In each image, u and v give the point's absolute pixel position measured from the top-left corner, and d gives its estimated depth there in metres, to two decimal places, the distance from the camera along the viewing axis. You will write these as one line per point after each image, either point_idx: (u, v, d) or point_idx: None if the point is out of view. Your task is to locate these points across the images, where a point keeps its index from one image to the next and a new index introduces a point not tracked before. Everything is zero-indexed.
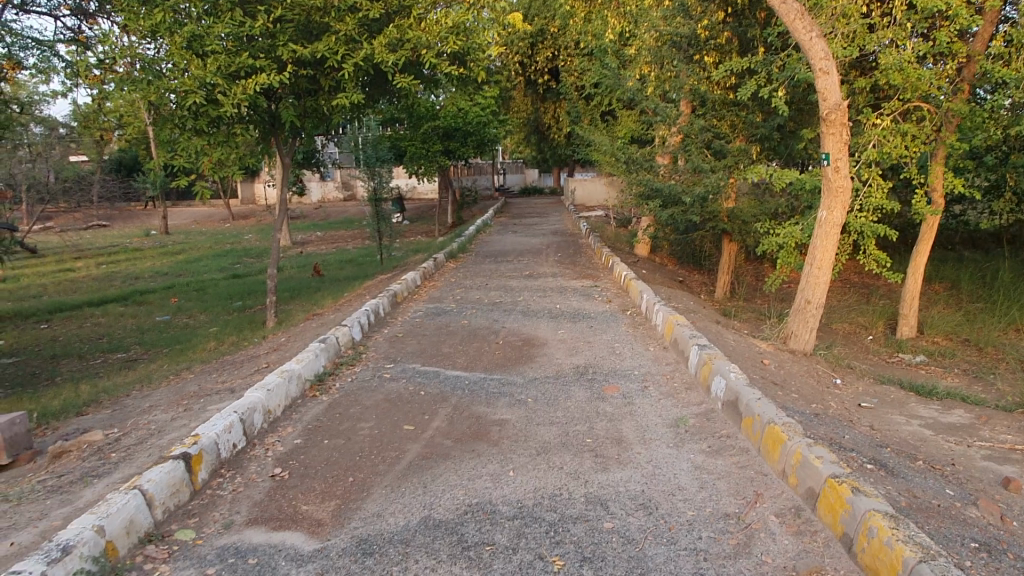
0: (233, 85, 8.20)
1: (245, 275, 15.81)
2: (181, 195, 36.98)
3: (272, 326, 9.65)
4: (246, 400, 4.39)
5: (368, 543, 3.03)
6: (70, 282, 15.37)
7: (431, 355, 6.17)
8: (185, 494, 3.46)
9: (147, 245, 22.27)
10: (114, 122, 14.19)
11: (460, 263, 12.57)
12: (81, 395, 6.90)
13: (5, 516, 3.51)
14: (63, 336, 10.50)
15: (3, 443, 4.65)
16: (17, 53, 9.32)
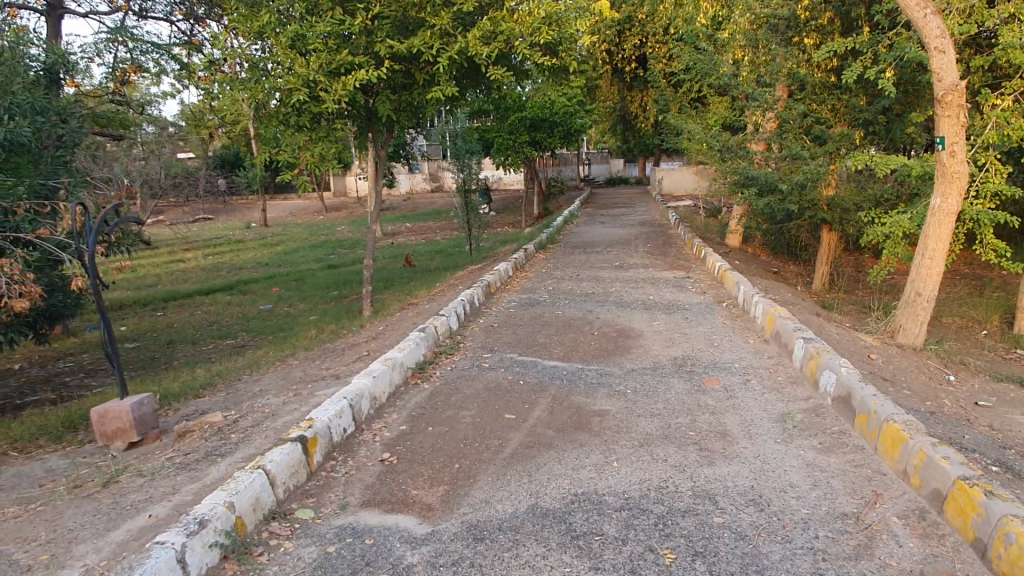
0: (334, 82, 8.46)
1: (340, 265, 16.35)
2: (278, 188, 38.53)
3: (369, 315, 9.96)
4: (355, 386, 4.57)
5: (479, 528, 3.10)
6: (180, 273, 16.30)
7: (527, 345, 6.23)
8: (303, 474, 3.63)
9: (249, 236, 23.35)
10: (219, 120, 14.94)
11: (550, 254, 12.59)
12: (197, 379, 7.33)
13: (142, 490, 3.80)
14: (177, 323, 11.17)
15: (132, 421, 5.03)
16: (137, 57, 9.94)
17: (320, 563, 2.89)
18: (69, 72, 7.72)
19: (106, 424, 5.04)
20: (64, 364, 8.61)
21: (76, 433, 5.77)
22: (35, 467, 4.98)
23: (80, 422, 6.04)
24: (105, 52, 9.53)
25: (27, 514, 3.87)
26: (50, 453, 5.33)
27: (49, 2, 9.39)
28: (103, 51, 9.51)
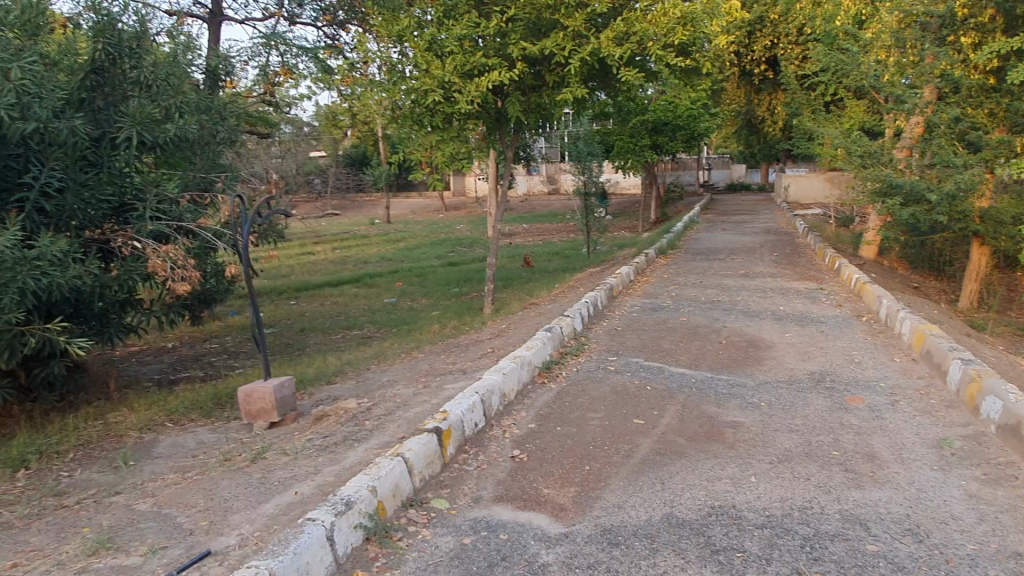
0: (468, 83, 8.66)
1: (460, 263, 16.73)
2: (401, 187, 39.90)
3: (490, 312, 10.12)
4: (486, 382, 4.65)
5: (614, 533, 3.07)
6: (312, 265, 17.19)
7: (653, 350, 6.12)
8: (437, 466, 3.73)
9: (374, 232, 24.32)
10: (352, 121, 15.67)
11: (671, 259, 12.36)
12: (329, 365, 7.69)
13: (287, 468, 4.04)
14: (310, 312, 11.79)
15: (275, 402, 5.34)
16: (287, 60, 10.56)
17: (457, 554, 2.94)
18: (228, 73, 8.30)
19: (253, 403, 5.38)
20: (211, 344, 9.28)
21: (224, 409, 6.20)
22: (189, 438, 5.40)
23: (227, 399, 6.48)
24: (258, 55, 10.18)
25: (186, 482, 4.21)
26: (202, 427, 5.76)
27: (211, 10, 10.14)
28: (257, 55, 10.17)
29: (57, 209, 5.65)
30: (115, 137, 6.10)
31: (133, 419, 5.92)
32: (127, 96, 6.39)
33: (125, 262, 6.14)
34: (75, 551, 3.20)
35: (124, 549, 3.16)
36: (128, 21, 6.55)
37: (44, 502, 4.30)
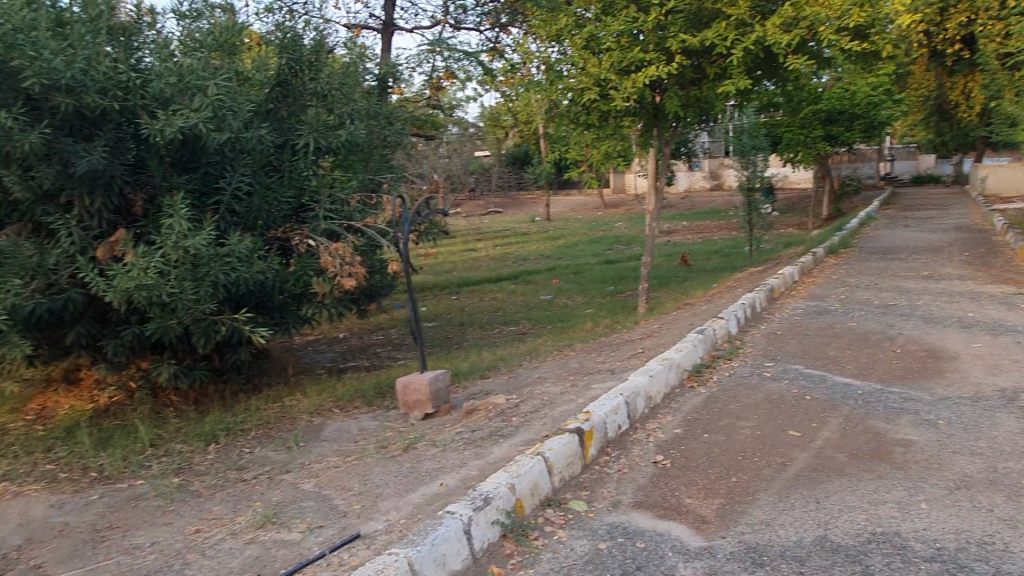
0: (625, 80, 8.57)
1: (616, 261, 16.60)
2: (561, 185, 40.23)
3: (644, 312, 9.95)
4: (631, 384, 4.59)
5: (758, 553, 2.91)
6: (473, 261, 17.77)
7: (816, 357, 5.73)
8: (578, 467, 3.72)
9: (533, 230, 24.71)
10: (513, 121, 16.00)
11: (843, 258, 11.51)
12: (483, 360, 7.92)
13: (435, 459, 4.21)
14: (468, 307, 12.21)
15: (428, 394, 5.58)
16: (451, 65, 10.99)
17: (592, 559, 2.92)
18: (396, 80, 8.76)
19: (409, 394, 5.66)
20: (377, 336, 9.87)
21: (384, 398, 6.56)
22: (352, 424, 5.78)
23: (387, 389, 6.86)
24: (425, 62, 10.67)
25: (345, 466, 4.50)
26: (364, 414, 6.14)
27: (384, 21, 10.76)
28: (424, 61, 10.67)
29: (246, 210, 6.20)
30: (294, 144, 6.65)
31: (305, 403, 6.42)
32: (306, 105, 6.93)
33: (301, 258, 6.66)
34: (246, 523, 3.54)
35: (286, 525, 3.43)
36: (309, 36, 7.10)
37: (227, 474, 4.78)
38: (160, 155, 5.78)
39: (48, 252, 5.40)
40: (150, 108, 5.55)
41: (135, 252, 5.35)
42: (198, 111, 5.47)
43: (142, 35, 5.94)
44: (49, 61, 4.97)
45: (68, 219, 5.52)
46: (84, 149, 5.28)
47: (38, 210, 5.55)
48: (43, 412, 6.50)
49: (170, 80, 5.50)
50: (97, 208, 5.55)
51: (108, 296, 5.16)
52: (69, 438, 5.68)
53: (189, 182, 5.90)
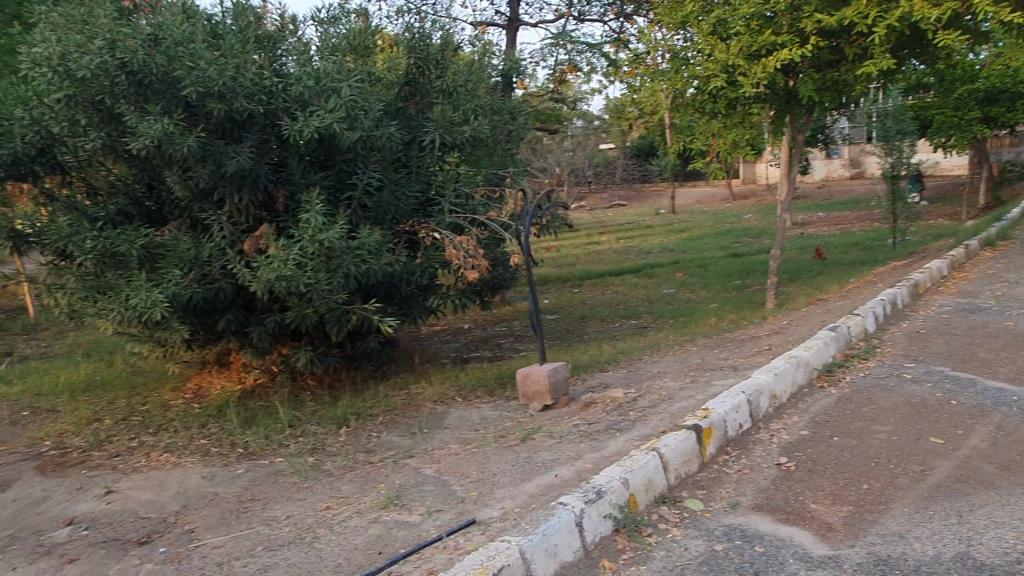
0: (754, 65, 8.24)
1: (745, 254, 15.99)
2: (687, 176, 39.21)
3: (773, 307, 9.53)
4: (754, 382, 4.42)
5: (889, 566, 2.73)
6: (595, 254, 17.70)
7: (965, 358, 5.28)
8: (695, 465, 3.64)
9: (657, 222, 24.26)
10: (638, 111, 15.77)
11: (1002, 251, 10.50)
12: (603, 353, 7.88)
13: (551, 451, 4.24)
14: (590, 300, 12.18)
15: (547, 386, 5.64)
16: (574, 58, 10.97)
17: (707, 560, 2.85)
18: (520, 75, 8.86)
19: (528, 384, 5.74)
20: (499, 328, 10.05)
21: (504, 389, 6.69)
22: (473, 413, 5.93)
23: (508, 379, 6.99)
24: (549, 55, 10.72)
25: (464, 453, 4.63)
26: (484, 404, 6.29)
27: (510, 17, 10.89)
28: (548, 55, 10.72)
29: (376, 205, 6.49)
30: (422, 141, 6.89)
31: (429, 391, 6.66)
32: (433, 103, 7.15)
33: (427, 251, 6.90)
34: (371, 503, 3.73)
35: (407, 507, 3.59)
36: (436, 35, 7.31)
37: (356, 456, 5.06)
38: (300, 154, 6.17)
39: (203, 245, 5.91)
40: (290, 110, 5.93)
41: (278, 245, 5.74)
42: (333, 112, 5.79)
43: (285, 42, 6.35)
44: (204, 71, 5.43)
45: (220, 215, 6.01)
46: (234, 150, 5.73)
47: (195, 207, 6.08)
48: (199, 392, 7.13)
49: (308, 83, 5.85)
50: (245, 205, 6.01)
51: (253, 286, 5.59)
52: (220, 416, 6.20)
53: (325, 179, 6.25)
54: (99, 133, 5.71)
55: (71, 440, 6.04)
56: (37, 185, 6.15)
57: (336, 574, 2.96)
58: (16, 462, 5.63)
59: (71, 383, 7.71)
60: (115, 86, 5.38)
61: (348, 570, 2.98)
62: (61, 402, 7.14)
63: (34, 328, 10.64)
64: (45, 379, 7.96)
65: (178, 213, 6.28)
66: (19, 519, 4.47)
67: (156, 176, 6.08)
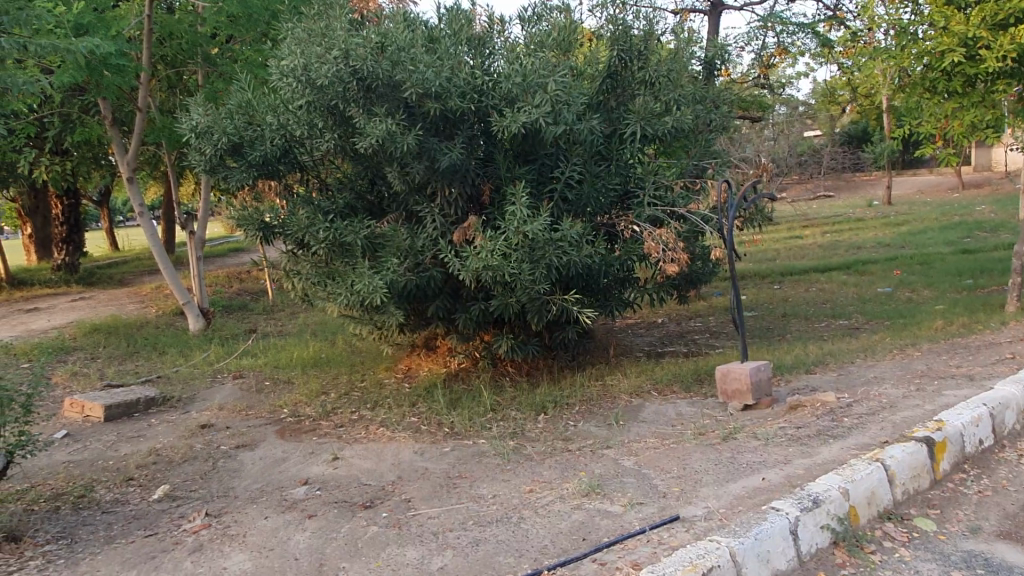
0: (1000, 36, 7.32)
1: (977, 250, 14.25)
2: (906, 164, 35.62)
3: (1014, 311, 8.43)
4: (997, 394, 3.97)
5: None
6: (798, 249, 16.66)
7: None
8: (926, 480, 3.34)
9: (870, 214, 22.30)
10: (849, 94, 14.59)
11: None
12: (810, 353, 7.42)
13: (757, 452, 4.08)
14: (793, 297, 11.50)
15: (749, 385, 5.41)
16: (784, 40, 10.35)
17: None
18: (724, 62, 8.53)
19: (728, 383, 5.55)
20: (695, 323, 9.81)
21: (702, 386, 6.52)
22: (670, 408, 5.84)
23: (706, 376, 6.79)
24: (755, 38, 10.23)
25: (663, 448, 4.58)
26: (681, 400, 6.18)
27: (712, 2, 10.52)
28: (754, 38, 10.23)
29: (577, 198, 6.59)
30: (622, 133, 6.88)
31: (625, 383, 6.65)
32: (634, 94, 7.10)
33: (626, 243, 6.88)
34: (573, 489, 3.81)
35: (609, 496, 3.63)
36: (639, 25, 7.22)
37: (554, 443, 5.19)
38: (506, 149, 6.41)
39: (418, 236, 6.35)
40: (499, 107, 6.19)
41: (484, 236, 6.01)
42: (539, 107, 5.96)
43: (493, 42, 6.63)
44: (423, 73, 5.82)
45: (433, 208, 6.42)
46: (447, 146, 6.08)
47: (411, 201, 6.55)
48: (409, 372, 7.70)
49: (516, 80, 6.07)
50: (454, 198, 6.37)
51: (462, 274, 5.92)
52: (428, 396, 6.65)
53: (529, 172, 6.45)
54: (332, 135, 6.34)
55: (303, 409, 6.79)
56: (282, 182, 6.95)
57: (543, 554, 3.08)
58: (261, 425, 6.43)
59: (302, 358, 8.65)
60: (346, 91, 5.93)
61: (554, 552, 3.08)
62: (294, 375, 8.05)
63: (272, 308, 12.05)
64: (281, 353, 9.00)
65: (395, 207, 6.79)
66: (265, 475, 5.11)
67: (378, 173, 6.62)
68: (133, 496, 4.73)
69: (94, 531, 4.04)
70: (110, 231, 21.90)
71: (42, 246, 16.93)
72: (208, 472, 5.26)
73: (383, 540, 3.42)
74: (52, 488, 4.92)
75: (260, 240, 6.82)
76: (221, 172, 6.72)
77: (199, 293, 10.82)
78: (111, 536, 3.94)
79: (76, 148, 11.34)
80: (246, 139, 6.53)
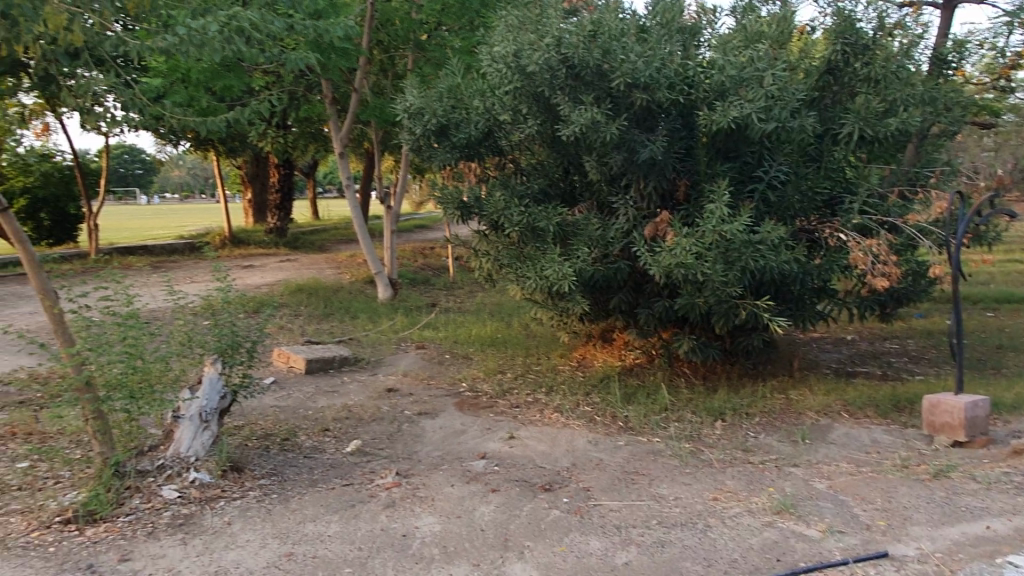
0: None
1: None
2: None
3: None
4: None
5: None
6: (1020, 275, 14.79)
7: None
8: None
9: None
10: None
11: None
12: None
13: (977, 497, 3.70)
14: (1011, 328, 10.23)
15: (963, 421, 4.88)
16: None
17: None
18: (961, 61, 7.68)
19: (937, 415, 5.04)
20: (892, 344, 9.00)
21: (901, 413, 5.98)
22: (864, 433, 5.40)
23: (906, 404, 6.14)
24: (998, 36, 9.14)
25: (861, 475, 4.25)
26: (878, 426, 5.70)
27: None
28: (996, 35, 9.14)
29: (779, 200, 6.24)
30: (836, 133, 6.42)
31: (812, 399, 6.21)
32: (854, 92, 6.56)
33: (828, 252, 6.42)
34: (763, 505, 3.64)
35: (804, 519, 3.44)
36: (868, 17, 6.65)
37: (735, 452, 4.98)
38: (709, 145, 6.20)
39: (609, 227, 6.32)
40: (708, 100, 5.99)
41: (678, 233, 5.85)
42: (752, 102, 5.71)
43: (704, 34, 6.43)
44: (634, 63, 5.79)
45: (627, 199, 6.36)
46: (649, 139, 5.99)
47: (604, 191, 6.53)
48: (583, 361, 7.70)
49: (730, 72, 5.84)
50: (649, 192, 6.25)
51: (652, 269, 5.80)
52: (603, 387, 6.61)
53: (730, 170, 6.19)
54: (535, 121, 6.44)
55: (481, 385, 7.03)
56: (480, 164, 7.19)
57: (733, 568, 3.01)
58: (441, 396, 6.74)
59: (480, 336, 8.94)
60: (554, 78, 6.01)
61: (745, 569, 3.00)
62: (472, 351, 8.35)
63: (452, 285, 12.56)
64: (460, 329, 9.37)
65: (589, 195, 6.81)
66: (447, 444, 5.35)
67: (575, 161, 6.66)
68: (330, 446, 5.14)
69: (299, 473, 4.43)
70: (313, 201, 23.89)
71: (258, 210, 18.79)
72: (394, 434, 5.60)
73: (565, 525, 3.48)
74: (263, 427, 5.45)
75: (456, 219, 7.10)
76: (426, 152, 7.08)
77: (390, 264, 11.50)
78: (314, 479, 4.30)
79: (297, 123, 12.43)
80: (453, 120, 6.84)
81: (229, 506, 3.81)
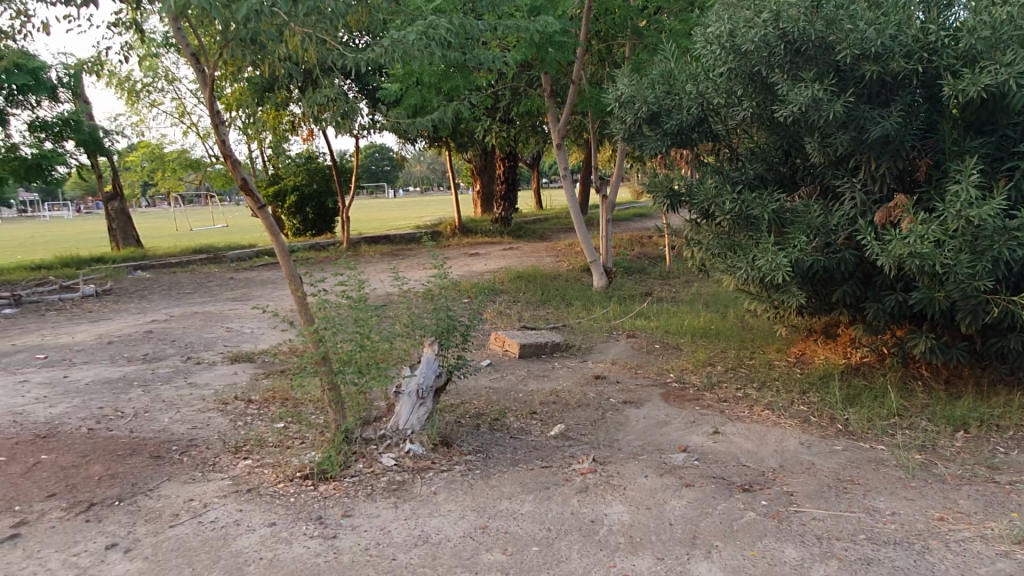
0: None
1: None
2: None
3: None
4: None
5: None
6: None
7: None
8: None
9: None
10: None
11: None
12: None
13: None
14: None
15: None
16: None
17: None
18: None
19: None
20: None
21: None
22: None
23: None
24: None
25: None
26: None
27: None
28: None
29: None
30: None
31: None
32: None
33: None
34: (1000, 531, 3.25)
35: None
36: None
37: (976, 468, 4.40)
38: (955, 119, 5.48)
39: (832, 213, 5.83)
40: (955, 68, 5.29)
41: (915, 219, 5.22)
42: (1011, 66, 4.96)
43: None
44: (863, 32, 5.28)
45: (855, 183, 5.81)
46: (881, 115, 5.41)
47: (829, 175, 6.02)
48: (802, 357, 7.21)
49: (983, 33, 5.10)
50: (882, 173, 5.64)
51: (881, 259, 5.25)
52: (822, 386, 6.14)
53: (984, 146, 5.38)
54: (751, 103, 6.13)
55: (690, 377, 6.88)
56: (693, 151, 6.96)
57: None
58: (648, 385, 6.71)
59: (693, 327, 8.72)
60: (772, 56, 5.64)
61: None
62: (683, 342, 8.17)
63: (668, 275, 12.35)
64: (673, 319, 9.21)
65: (811, 180, 6.31)
66: (649, 434, 5.32)
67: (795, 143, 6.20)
68: (535, 428, 5.36)
69: (504, 452, 4.69)
70: (537, 191, 24.68)
71: (485, 200, 19.87)
72: (597, 420, 5.69)
73: (760, 528, 3.34)
74: (476, 407, 5.83)
75: (667, 207, 6.98)
76: (638, 139, 6.98)
77: (605, 253, 11.60)
78: (516, 459, 4.53)
79: (520, 116, 12.94)
80: (664, 108, 6.68)
81: (438, 477, 4.16)
